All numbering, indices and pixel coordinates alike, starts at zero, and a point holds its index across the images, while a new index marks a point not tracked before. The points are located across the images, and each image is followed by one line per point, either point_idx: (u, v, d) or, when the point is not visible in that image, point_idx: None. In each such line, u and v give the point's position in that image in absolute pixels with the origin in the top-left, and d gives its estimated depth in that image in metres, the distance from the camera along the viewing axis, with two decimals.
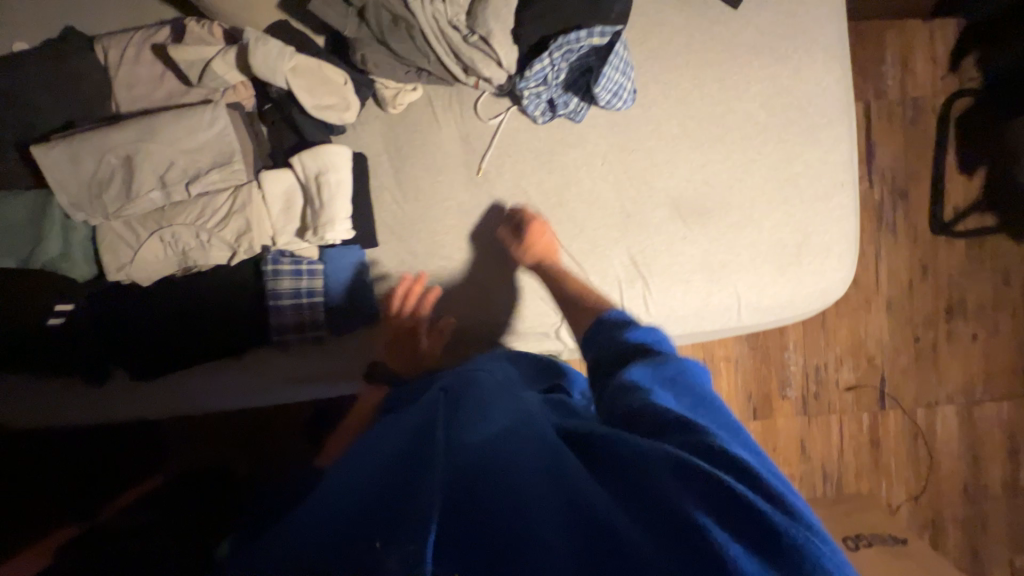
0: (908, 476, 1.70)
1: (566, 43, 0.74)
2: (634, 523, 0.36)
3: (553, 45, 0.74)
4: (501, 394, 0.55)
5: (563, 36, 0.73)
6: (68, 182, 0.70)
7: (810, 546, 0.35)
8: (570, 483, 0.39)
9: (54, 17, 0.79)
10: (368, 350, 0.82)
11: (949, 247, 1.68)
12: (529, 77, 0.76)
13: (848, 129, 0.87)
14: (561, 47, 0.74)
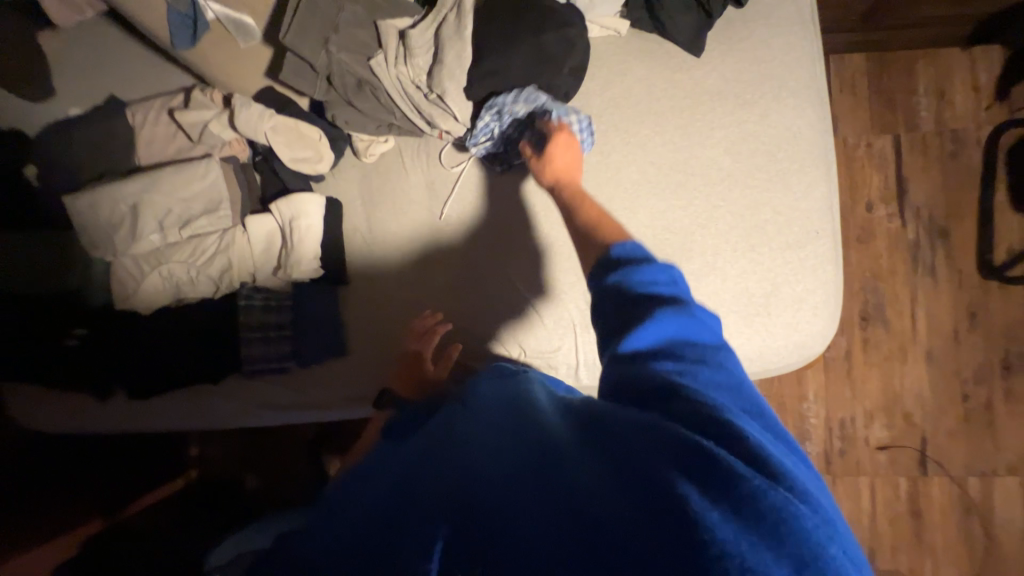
0: (960, 558, 1.47)
1: (501, 105, 0.80)
2: (620, 498, 0.38)
3: (490, 107, 0.80)
4: (502, 399, 0.59)
5: (498, 99, 0.80)
6: (89, 226, 0.83)
7: (799, 515, 0.34)
8: (556, 478, 0.42)
9: (100, 88, 0.96)
10: (330, 380, 0.89)
11: (1003, 293, 1.49)
12: (475, 134, 0.83)
13: (824, 174, 0.83)
14: (497, 108, 0.80)
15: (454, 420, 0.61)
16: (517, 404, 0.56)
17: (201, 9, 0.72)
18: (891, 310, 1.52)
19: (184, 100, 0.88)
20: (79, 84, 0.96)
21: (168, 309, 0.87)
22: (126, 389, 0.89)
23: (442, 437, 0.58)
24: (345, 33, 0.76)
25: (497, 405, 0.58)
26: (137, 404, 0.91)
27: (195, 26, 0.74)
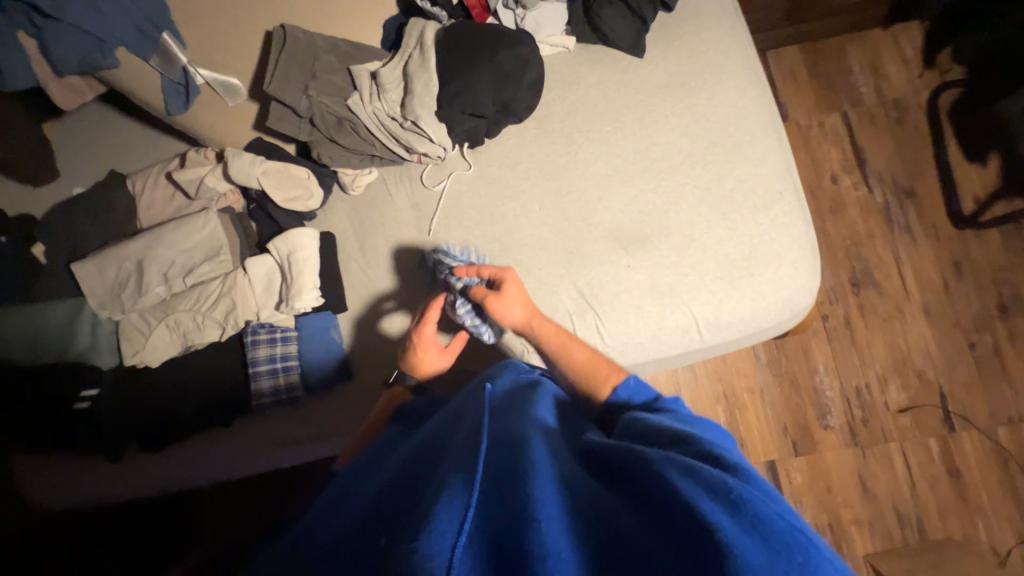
0: (1010, 513, 1.42)
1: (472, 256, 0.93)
2: (643, 525, 0.39)
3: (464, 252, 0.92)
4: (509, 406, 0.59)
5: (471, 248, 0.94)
6: (97, 288, 0.88)
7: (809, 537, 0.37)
8: (584, 491, 0.43)
9: (102, 166, 1.04)
10: (341, 405, 0.90)
11: (980, 240, 1.54)
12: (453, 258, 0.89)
13: (776, 141, 0.89)
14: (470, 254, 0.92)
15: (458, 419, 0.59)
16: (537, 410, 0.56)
17: (192, 76, 0.80)
18: (878, 273, 1.56)
19: (179, 162, 0.95)
20: (83, 165, 1.04)
21: (177, 359, 0.89)
22: (140, 443, 0.89)
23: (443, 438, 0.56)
24: (322, 79, 0.84)
25: (512, 407, 0.58)
26: (151, 458, 0.91)
27: (188, 90, 0.82)
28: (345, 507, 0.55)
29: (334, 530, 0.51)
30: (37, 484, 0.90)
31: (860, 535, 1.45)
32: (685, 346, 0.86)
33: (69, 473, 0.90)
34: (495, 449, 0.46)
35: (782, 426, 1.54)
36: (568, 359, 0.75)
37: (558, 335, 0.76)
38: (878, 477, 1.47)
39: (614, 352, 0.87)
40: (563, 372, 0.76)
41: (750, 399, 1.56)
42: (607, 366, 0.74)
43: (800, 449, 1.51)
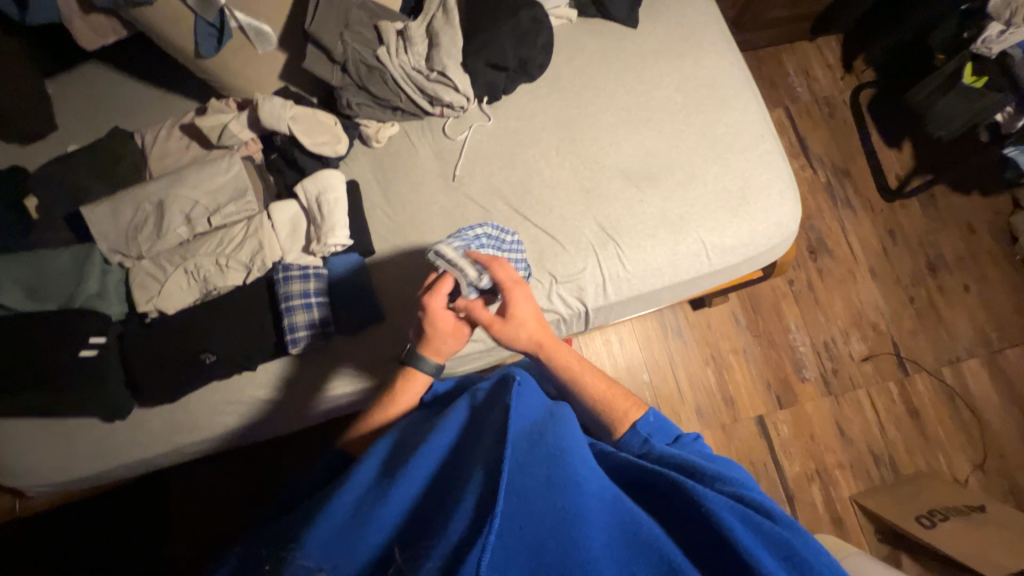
0: (962, 444, 1.60)
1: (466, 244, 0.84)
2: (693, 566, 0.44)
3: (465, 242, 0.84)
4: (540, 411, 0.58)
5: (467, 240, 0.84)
6: (111, 231, 0.85)
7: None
8: (634, 518, 0.47)
9: (101, 123, 1.00)
10: (375, 346, 0.88)
11: (906, 210, 1.80)
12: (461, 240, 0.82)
13: (753, 95, 1.04)
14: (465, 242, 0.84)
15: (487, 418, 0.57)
16: (568, 420, 0.57)
17: (227, 18, 0.83)
18: (830, 242, 1.77)
19: (198, 112, 0.95)
20: (80, 122, 0.99)
21: (195, 306, 0.86)
22: (151, 395, 0.83)
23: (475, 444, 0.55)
24: (354, 30, 0.91)
25: (546, 414, 0.57)
26: (163, 413, 0.85)
27: (220, 32, 0.84)
28: (365, 493, 0.51)
29: (359, 524, 0.47)
30: (35, 450, 0.84)
31: (844, 477, 1.57)
32: (696, 270, 0.95)
33: (70, 430, 0.85)
34: (534, 459, 0.48)
35: (765, 383, 1.66)
36: (585, 393, 0.69)
37: (573, 363, 0.70)
38: (853, 421, 1.62)
39: (635, 280, 0.95)
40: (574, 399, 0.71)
41: (735, 360, 1.67)
42: (625, 400, 0.68)
43: (784, 402, 1.63)
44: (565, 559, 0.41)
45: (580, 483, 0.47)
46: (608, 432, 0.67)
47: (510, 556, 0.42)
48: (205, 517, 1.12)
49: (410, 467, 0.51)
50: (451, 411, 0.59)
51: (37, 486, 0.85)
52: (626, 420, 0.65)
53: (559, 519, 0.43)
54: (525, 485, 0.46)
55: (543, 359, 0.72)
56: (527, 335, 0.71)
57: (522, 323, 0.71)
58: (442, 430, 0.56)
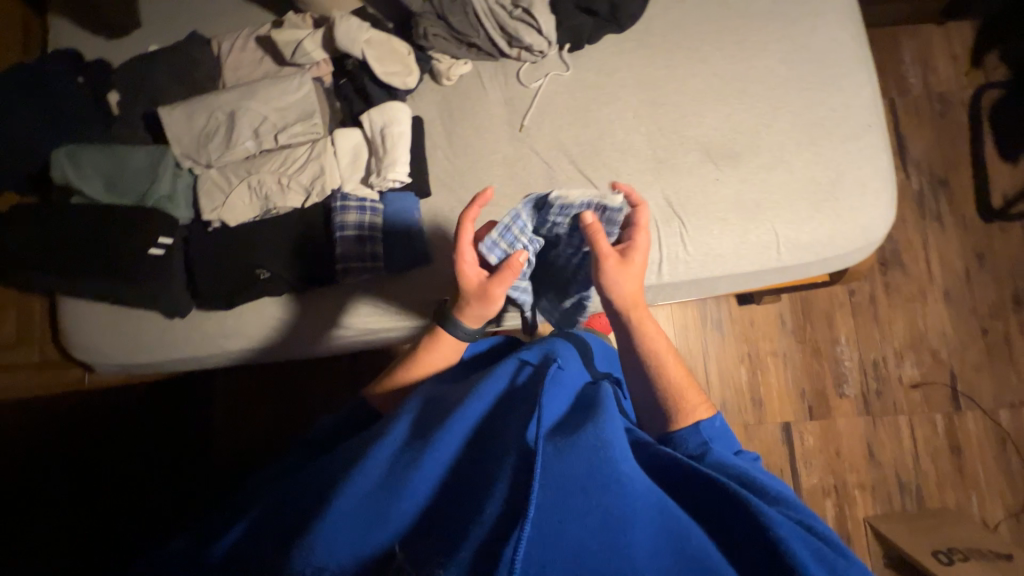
0: (1002, 490, 1.51)
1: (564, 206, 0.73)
2: None
3: (556, 204, 0.73)
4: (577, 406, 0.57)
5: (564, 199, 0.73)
6: (183, 135, 0.86)
7: None
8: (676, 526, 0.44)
9: (180, 26, 0.99)
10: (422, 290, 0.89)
11: (1004, 234, 1.61)
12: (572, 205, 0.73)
13: (869, 77, 0.92)
14: (560, 205, 0.73)
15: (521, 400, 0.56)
16: (612, 411, 0.55)
17: None
18: (906, 256, 1.63)
19: (274, 25, 0.93)
20: (160, 23, 0.99)
21: (255, 222, 0.88)
22: (209, 300, 0.88)
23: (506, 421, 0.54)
24: None
25: (580, 409, 0.56)
26: (217, 319, 0.90)
27: None
28: (396, 455, 0.52)
29: (391, 488, 0.48)
30: (105, 332, 0.91)
31: (863, 498, 1.52)
32: (763, 263, 0.89)
33: (137, 319, 0.91)
34: (575, 452, 0.47)
35: (799, 392, 1.60)
36: (659, 375, 0.67)
37: (663, 346, 0.69)
38: (886, 445, 1.54)
39: (694, 264, 0.89)
40: (643, 381, 0.69)
41: (773, 363, 1.61)
42: (696, 394, 0.66)
43: (816, 413, 1.57)
44: (606, 562, 0.41)
45: (624, 484, 0.45)
46: (666, 421, 0.64)
47: (549, 552, 0.41)
48: (240, 428, 1.19)
49: (442, 439, 0.52)
50: (489, 377, 0.61)
51: (106, 364, 0.94)
52: (692, 417, 0.62)
53: (600, 523, 0.42)
54: (568, 479, 0.44)
55: (627, 320, 0.71)
56: (633, 287, 0.71)
57: (634, 273, 0.72)
58: (478, 398, 0.57)
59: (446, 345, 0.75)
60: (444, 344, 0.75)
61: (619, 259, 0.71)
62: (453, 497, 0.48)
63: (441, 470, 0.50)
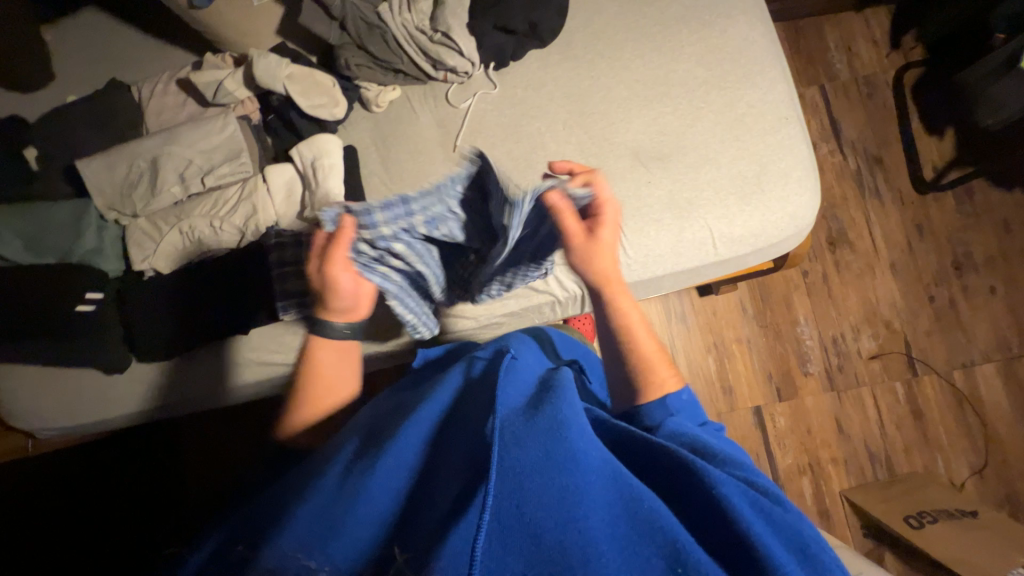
0: (964, 447, 1.57)
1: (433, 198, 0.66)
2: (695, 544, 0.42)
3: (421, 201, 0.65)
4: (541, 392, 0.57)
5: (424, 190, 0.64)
6: (105, 187, 0.84)
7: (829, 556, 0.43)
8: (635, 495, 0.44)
9: (98, 74, 0.97)
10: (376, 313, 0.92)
11: (939, 204, 1.69)
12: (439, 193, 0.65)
13: (782, 71, 0.97)
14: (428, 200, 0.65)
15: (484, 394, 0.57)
16: (568, 393, 0.54)
17: None
18: (852, 233, 1.69)
19: (194, 67, 0.92)
20: (76, 73, 0.97)
21: (188, 267, 0.86)
22: (147, 352, 0.85)
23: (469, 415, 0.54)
24: None
25: (540, 393, 0.56)
26: (160, 369, 0.88)
27: None
28: (350, 464, 0.50)
29: (345, 495, 0.46)
30: (40, 397, 0.87)
31: (837, 472, 1.56)
32: (702, 258, 0.92)
33: (75, 379, 0.88)
34: (530, 438, 0.45)
35: (766, 374, 1.64)
36: (630, 348, 0.69)
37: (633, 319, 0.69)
38: (852, 418, 1.59)
39: (636, 265, 0.91)
40: (619, 355, 0.69)
41: (739, 350, 1.64)
42: (667, 366, 0.67)
43: (784, 393, 1.60)
44: (566, 539, 0.39)
45: (578, 461, 0.44)
46: (633, 396, 0.66)
47: (509, 533, 0.39)
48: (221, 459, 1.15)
49: (397, 440, 0.50)
50: (445, 380, 0.62)
51: (46, 428, 0.90)
52: (660, 389, 0.64)
53: (557, 499, 0.41)
54: (524, 462, 0.43)
55: (601, 298, 0.70)
56: (606, 263, 0.68)
57: (606, 250, 0.68)
58: (441, 400, 0.56)
59: (326, 350, 0.71)
60: (325, 351, 0.71)
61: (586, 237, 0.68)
62: (410, 501, 0.46)
63: (403, 471, 0.49)
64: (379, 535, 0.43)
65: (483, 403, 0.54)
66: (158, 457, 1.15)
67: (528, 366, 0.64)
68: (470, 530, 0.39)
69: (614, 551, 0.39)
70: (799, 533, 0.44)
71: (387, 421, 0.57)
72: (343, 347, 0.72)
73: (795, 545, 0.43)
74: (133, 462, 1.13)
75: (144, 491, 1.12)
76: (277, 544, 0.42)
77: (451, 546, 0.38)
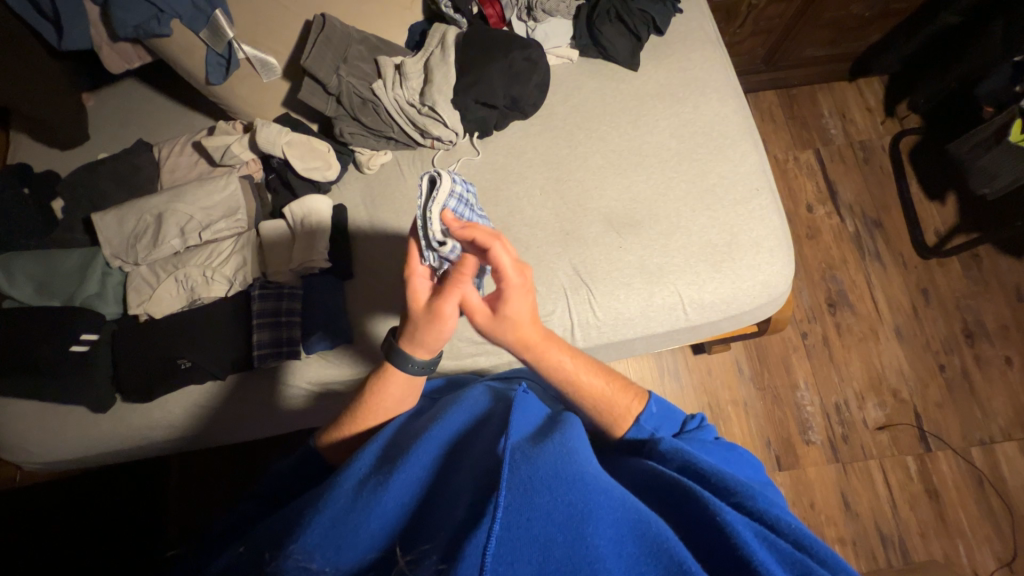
0: (988, 534, 1.30)
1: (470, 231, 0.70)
2: None
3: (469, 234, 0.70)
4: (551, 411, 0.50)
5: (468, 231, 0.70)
6: (113, 238, 0.94)
7: None
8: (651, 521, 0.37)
9: (131, 136, 1.09)
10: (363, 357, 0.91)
11: (944, 269, 1.52)
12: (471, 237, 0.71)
13: (752, 145, 1.00)
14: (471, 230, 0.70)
15: (497, 408, 0.50)
16: (578, 422, 0.47)
17: (235, 50, 0.91)
18: (852, 295, 1.50)
19: (208, 132, 1.03)
20: (112, 134, 1.09)
21: (180, 312, 0.92)
22: (125, 393, 0.89)
23: (481, 427, 0.48)
24: (351, 63, 0.96)
25: (550, 416, 0.48)
26: (141, 410, 0.90)
27: (228, 62, 0.92)
28: (365, 477, 0.43)
29: (356, 508, 0.40)
30: (14, 429, 0.90)
31: (844, 554, 1.28)
32: (671, 323, 0.92)
33: (55, 414, 0.90)
34: (543, 454, 0.39)
35: (764, 441, 1.40)
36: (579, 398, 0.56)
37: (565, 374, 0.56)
38: (860, 493, 1.33)
39: (606, 328, 0.93)
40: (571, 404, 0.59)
41: (735, 413, 1.41)
42: (623, 387, 0.58)
43: (783, 463, 1.36)
44: (574, 557, 0.34)
45: (591, 480, 0.38)
46: (604, 433, 0.58)
47: (519, 543, 0.34)
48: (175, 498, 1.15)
49: (420, 448, 0.44)
50: (466, 392, 0.54)
51: (32, 462, 0.92)
52: (626, 417, 0.56)
53: (566, 517, 0.35)
54: (537, 477, 0.37)
55: (534, 363, 0.56)
56: (525, 322, 0.54)
57: (519, 322, 0.54)
58: (456, 412, 0.49)
59: (395, 381, 0.56)
60: (395, 383, 0.56)
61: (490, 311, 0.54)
62: (417, 511, 0.41)
63: (419, 486, 0.42)
64: (390, 542, 0.38)
65: (498, 418, 0.48)
66: (144, 497, 1.13)
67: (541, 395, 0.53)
68: (482, 537, 0.34)
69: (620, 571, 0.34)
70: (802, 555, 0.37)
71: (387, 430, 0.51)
72: (416, 383, 0.58)
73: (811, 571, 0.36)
74: (115, 494, 1.11)
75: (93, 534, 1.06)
76: (289, 549, 0.38)
77: (463, 557, 0.33)
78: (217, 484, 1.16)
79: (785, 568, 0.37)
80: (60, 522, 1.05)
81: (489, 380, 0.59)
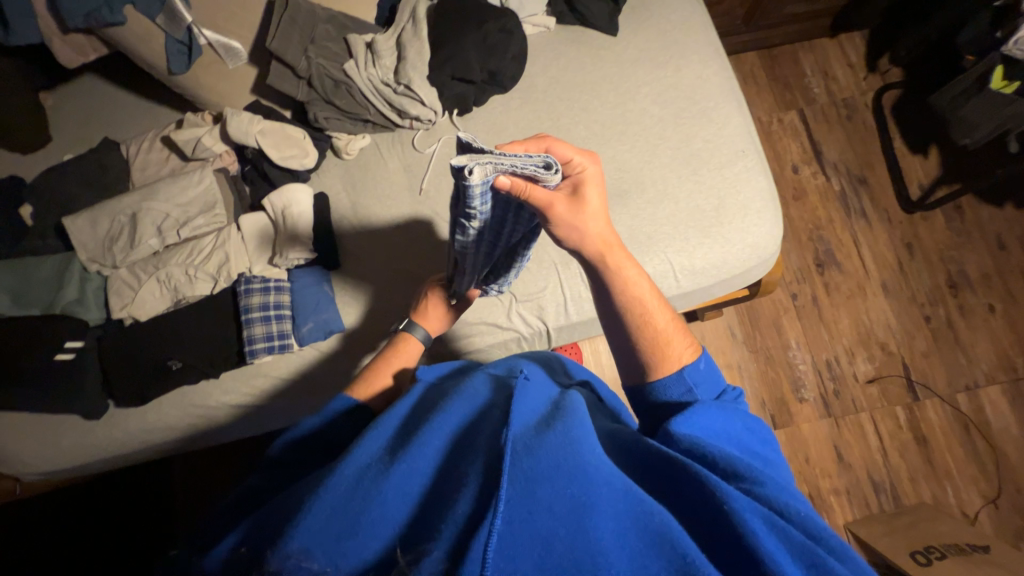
0: (974, 475, 1.35)
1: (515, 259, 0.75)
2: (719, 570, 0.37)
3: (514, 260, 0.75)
4: (556, 396, 0.49)
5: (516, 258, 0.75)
6: (89, 241, 0.91)
7: None
8: (653, 514, 0.37)
9: (95, 135, 1.05)
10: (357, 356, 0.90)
11: (928, 223, 1.53)
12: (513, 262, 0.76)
13: (735, 106, 0.99)
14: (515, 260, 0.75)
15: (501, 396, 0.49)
16: (581, 407, 0.47)
17: (195, 36, 0.87)
18: (840, 254, 1.52)
19: (176, 125, 0.99)
20: (76, 135, 1.05)
21: (167, 313, 0.91)
22: (117, 397, 0.88)
23: (487, 414, 0.47)
24: (320, 44, 0.92)
25: (554, 404, 0.47)
26: (135, 414, 0.89)
27: (190, 49, 0.88)
28: (366, 468, 0.43)
29: (357, 502, 0.40)
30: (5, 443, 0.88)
31: (840, 503, 1.33)
32: (664, 291, 0.93)
33: (49, 424, 0.89)
34: (547, 446, 0.39)
35: (758, 401, 1.43)
36: (637, 316, 0.58)
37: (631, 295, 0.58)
38: (852, 445, 1.37)
39: None
40: (622, 336, 0.59)
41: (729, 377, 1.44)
42: (683, 335, 0.58)
43: (778, 422, 1.39)
44: (574, 551, 0.34)
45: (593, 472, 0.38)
46: (642, 369, 0.57)
47: (521, 539, 0.34)
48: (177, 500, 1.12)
49: (424, 439, 0.44)
50: (467, 381, 0.52)
51: (29, 474, 0.91)
52: (673, 362, 0.55)
53: (568, 509, 0.36)
54: (539, 469, 0.38)
55: (605, 268, 0.58)
56: (598, 228, 0.57)
57: (594, 213, 0.57)
58: (462, 399, 0.49)
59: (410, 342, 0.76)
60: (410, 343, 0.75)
61: (569, 198, 0.56)
62: (418, 503, 0.41)
63: (420, 477, 0.42)
64: (393, 537, 0.39)
65: (500, 408, 0.47)
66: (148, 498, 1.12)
67: (543, 380, 0.53)
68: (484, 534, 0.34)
69: (624, 565, 0.35)
70: (810, 544, 0.37)
71: (389, 417, 0.50)
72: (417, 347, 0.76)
73: (820, 562, 0.36)
74: (121, 497, 1.11)
75: (107, 535, 1.08)
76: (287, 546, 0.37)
77: (466, 556, 0.33)
78: (218, 482, 1.14)
79: (790, 554, 0.37)
80: (73, 529, 1.07)
81: (491, 366, 0.59)
